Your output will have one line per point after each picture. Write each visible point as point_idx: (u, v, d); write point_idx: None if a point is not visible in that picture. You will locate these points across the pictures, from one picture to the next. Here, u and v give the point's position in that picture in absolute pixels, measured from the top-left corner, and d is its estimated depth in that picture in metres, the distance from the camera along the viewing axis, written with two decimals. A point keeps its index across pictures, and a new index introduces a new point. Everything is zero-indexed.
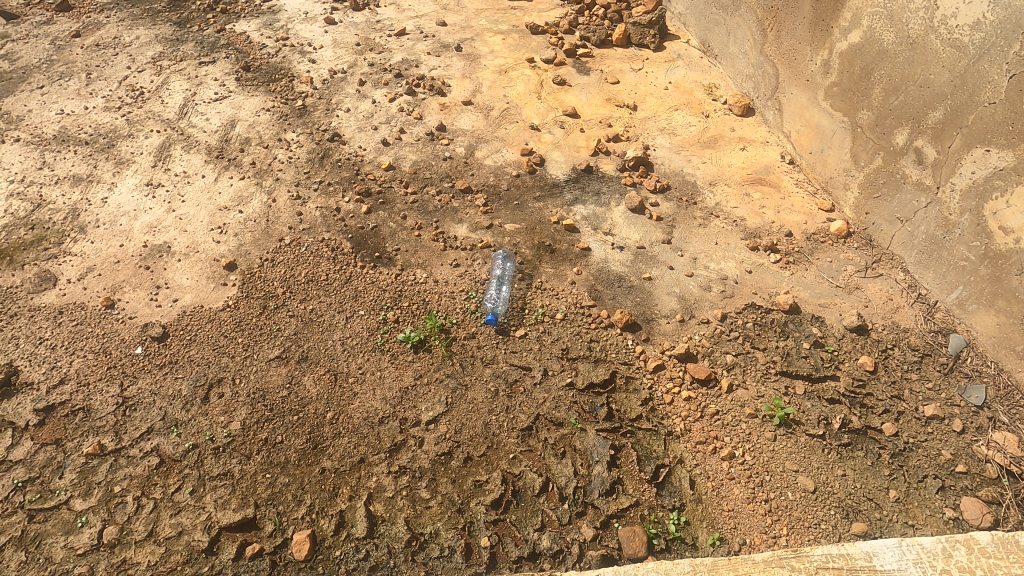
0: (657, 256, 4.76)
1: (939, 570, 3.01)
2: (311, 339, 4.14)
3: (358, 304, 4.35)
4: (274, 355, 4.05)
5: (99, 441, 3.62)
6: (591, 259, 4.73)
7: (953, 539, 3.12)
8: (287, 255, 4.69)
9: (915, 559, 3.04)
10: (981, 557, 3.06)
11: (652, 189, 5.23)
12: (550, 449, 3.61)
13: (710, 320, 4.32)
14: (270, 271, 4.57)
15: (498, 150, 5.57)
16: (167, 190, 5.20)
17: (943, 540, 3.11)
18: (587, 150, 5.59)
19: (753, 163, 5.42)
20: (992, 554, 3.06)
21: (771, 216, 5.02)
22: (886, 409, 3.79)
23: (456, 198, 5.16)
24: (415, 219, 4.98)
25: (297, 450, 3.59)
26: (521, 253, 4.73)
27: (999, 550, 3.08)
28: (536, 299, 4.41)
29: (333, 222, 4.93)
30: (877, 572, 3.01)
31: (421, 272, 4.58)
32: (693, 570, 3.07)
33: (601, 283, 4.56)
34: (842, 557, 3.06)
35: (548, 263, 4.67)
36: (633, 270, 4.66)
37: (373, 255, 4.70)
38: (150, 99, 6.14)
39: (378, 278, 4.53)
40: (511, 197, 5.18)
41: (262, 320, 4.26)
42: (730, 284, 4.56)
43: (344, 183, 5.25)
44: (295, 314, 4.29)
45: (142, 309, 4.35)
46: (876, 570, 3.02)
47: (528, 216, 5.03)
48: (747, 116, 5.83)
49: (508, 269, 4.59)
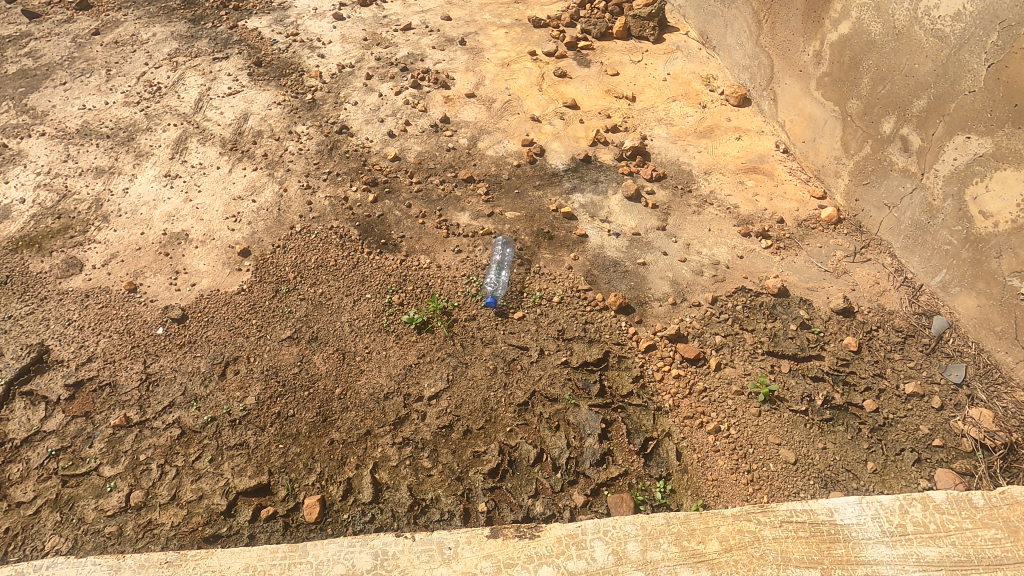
0: (651, 242, 4.94)
1: (895, 524, 3.26)
2: (320, 320, 4.38)
3: (365, 288, 4.58)
4: (286, 336, 4.30)
5: (125, 414, 3.90)
6: (588, 245, 4.92)
7: (909, 497, 3.37)
8: (298, 242, 4.93)
9: (873, 514, 3.29)
10: (936, 513, 3.31)
11: (649, 178, 5.40)
12: (545, 422, 3.82)
13: (701, 303, 4.50)
14: (282, 257, 4.82)
15: (500, 141, 5.75)
16: (184, 181, 5.46)
17: (900, 497, 3.36)
18: (587, 140, 5.76)
19: (748, 153, 5.56)
20: (946, 510, 3.31)
21: (764, 203, 5.18)
22: (868, 387, 3.95)
23: (459, 187, 5.36)
24: (420, 207, 5.19)
25: (308, 423, 3.84)
26: (521, 239, 4.93)
27: (953, 507, 3.33)
28: (534, 283, 4.61)
29: (341, 211, 5.16)
30: (838, 525, 3.25)
31: (424, 258, 4.80)
32: (667, 522, 3.30)
33: (597, 268, 4.75)
34: (806, 512, 3.30)
35: (547, 249, 4.87)
36: (628, 255, 4.85)
37: (379, 241, 4.93)
38: (167, 94, 6.40)
39: (384, 263, 4.76)
40: (512, 186, 5.37)
41: (275, 303, 4.51)
42: (722, 268, 4.73)
43: (352, 173, 5.47)
44: (305, 298, 4.53)
45: (163, 292, 4.61)
46: (837, 524, 3.26)
47: (528, 204, 5.23)
48: (744, 106, 5.94)
49: (508, 256, 4.79)
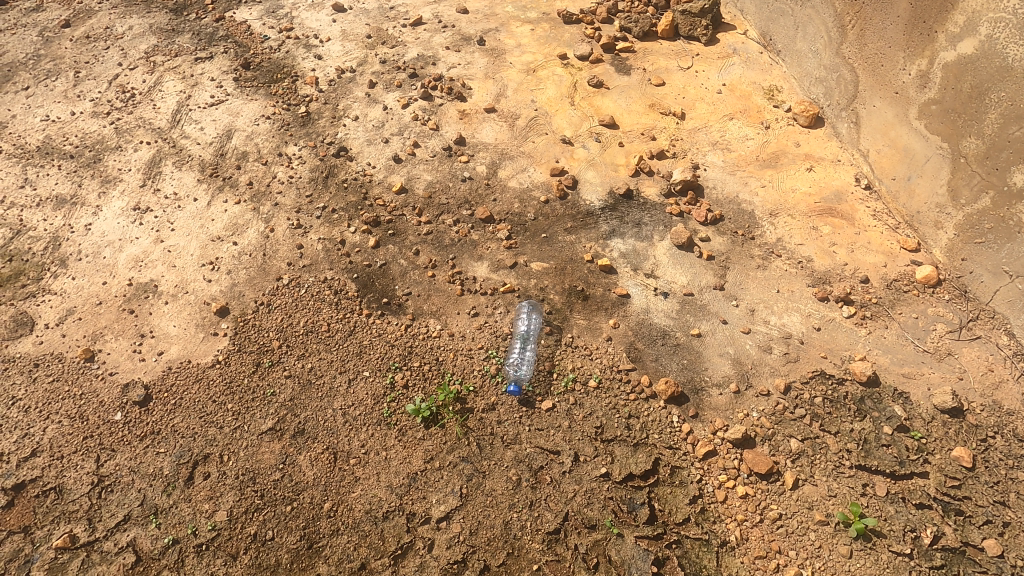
0: (707, 306, 4.10)
1: None
2: (308, 407, 3.64)
3: (362, 363, 3.82)
4: (267, 427, 3.56)
5: (70, 531, 3.22)
6: (630, 309, 4.10)
7: None
8: (284, 299, 4.16)
9: None
10: None
11: (702, 221, 4.51)
12: (581, 560, 3.09)
13: (771, 392, 3.68)
14: (266, 319, 4.06)
15: (525, 169, 4.88)
16: (156, 216, 4.68)
17: None
18: (627, 169, 4.86)
19: (822, 189, 4.65)
20: None
21: (843, 256, 4.29)
22: (988, 520, 3.14)
23: (475, 228, 4.53)
24: (429, 255, 4.39)
25: (290, 551, 3.14)
26: (550, 300, 4.12)
27: None
28: (565, 361, 3.81)
29: (337, 258, 4.38)
30: None
31: (434, 323, 4.03)
32: None
33: (642, 341, 3.93)
34: None
35: (580, 314, 4.06)
36: (679, 323, 4.02)
37: (381, 300, 4.15)
38: (142, 103, 5.57)
39: (386, 330, 3.99)
40: (539, 228, 4.53)
41: (255, 380, 3.76)
42: (795, 344, 3.89)
43: (350, 210, 4.65)
44: (291, 374, 3.78)
45: (124, 363, 3.89)
46: None
47: (557, 252, 4.39)
48: (815, 127, 5.01)
49: (535, 326, 3.97)
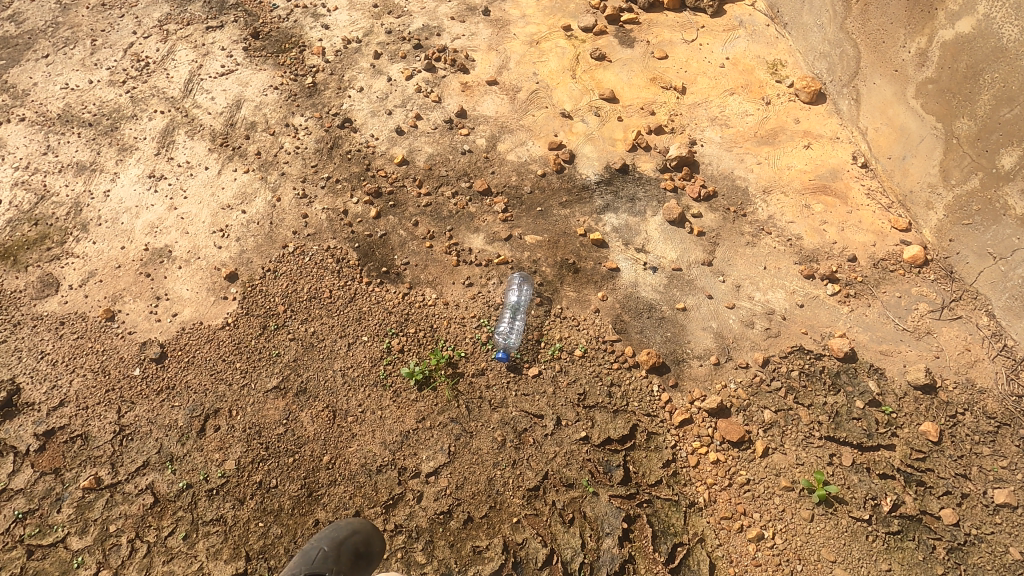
0: (694, 281, 4.22)
1: None
2: (310, 367, 3.90)
3: (361, 329, 4.05)
4: (272, 385, 3.83)
5: (95, 474, 3.54)
6: (619, 282, 4.24)
7: None
8: (290, 266, 4.39)
9: None
10: None
11: (695, 197, 4.59)
12: (557, 515, 3.33)
13: (749, 364, 3.84)
14: (272, 285, 4.30)
15: (524, 143, 4.96)
16: (169, 184, 4.91)
17: None
18: (624, 144, 4.92)
19: (818, 166, 4.69)
20: None
21: (833, 234, 4.35)
22: (947, 491, 3.30)
23: (473, 201, 4.66)
24: (427, 226, 4.55)
25: (291, 497, 3.43)
26: (541, 272, 4.28)
27: None
28: (554, 331, 3.99)
29: (340, 228, 4.57)
30: None
31: (430, 292, 4.22)
32: None
33: (628, 313, 4.09)
34: None
35: (570, 286, 4.22)
36: (666, 297, 4.15)
37: (380, 269, 4.35)
38: (156, 72, 5.72)
39: (385, 297, 4.20)
40: (535, 202, 4.65)
41: (261, 342, 4.02)
42: (777, 319, 4.01)
43: (353, 181, 4.81)
44: (295, 337, 4.03)
45: (142, 324, 4.18)
46: None
47: (551, 226, 4.52)
48: (816, 103, 5.00)
49: (526, 297, 4.13)
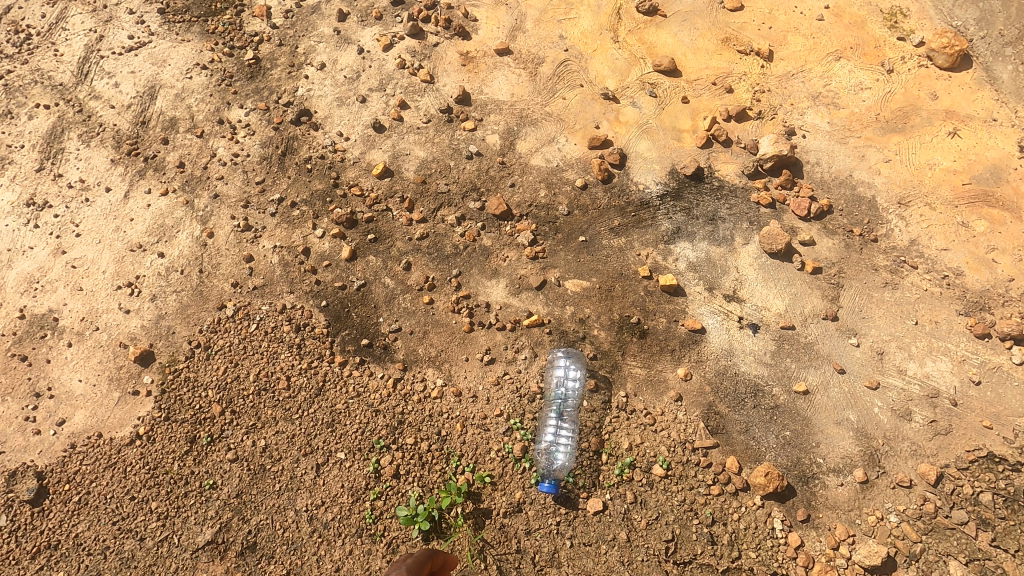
0: (815, 346, 2.92)
1: None
2: (262, 508, 2.65)
3: (335, 441, 2.77)
4: (203, 539, 2.60)
5: None
6: (705, 350, 2.93)
7: None
8: (229, 340, 3.06)
9: None
10: None
11: (803, 215, 3.23)
12: None
13: (913, 482, 2.60)
14: (203, 371, 2.98)
15: (553, 139, 3.54)
16: (56, 215, 3.49)
17: None
18: (694, 137, 3.50)
19: (972, 162, 3.31)
20: None
21: (1008, 267, 3.03)
22: None
23: (487, 229, 3.29)
24: (424, 269, 3.19)
25: None
26: (593, 339, 2.97)
27: None
28: (618, 435, 2.73)
29: (300, 277, 3.20)
30: None
31: (434, 376, 2.92)
32: None
33: (724, 401, 2.80)
34: None
35: (636, 359, 2.92)
36: (776, 373, 2.86)
37: (360, 340, 3.02)
38: (39, 48, 4.12)
39: (368, 388, 2.89)
40: (575, 228, 3.27)
41: (187, 468, 2.74)
42: (944, 407, 2.73)
43: (315, 204, 3.41)
44: (238, 459, 2.75)
45: (13, 439, 2.90)
46: None
47: (600, 264, 3.17)
48: (959, 69, 3.56)
49: (577, 386, 2.82)
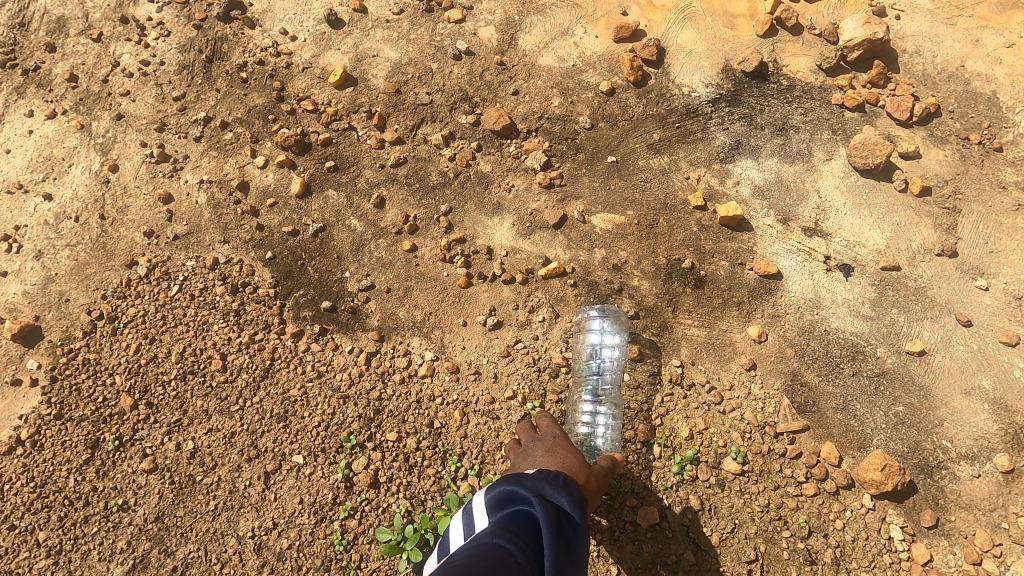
0: (930, 292, 2.19)
1: None
2: (191, 536, 1.94)
3: (289, 440, 2.04)
4: None
5: None
6: (784, 302, 2.19)
7: None
8: (142, 307, 2.26)
9: None
10: None
11: (902, 120, 2.44)
12: None
13: None
14: (107, 351, 2.20)
15: (567, 30, 2.65)
16: None
17: None
18: (755, 23, 2.63)
19: None
20: None
21: None
22: None
23: (484, 151, 2.47)
24: (402, 206, 2.39)
25: None
26: (633, 292, 2.21)
27: None
28: (673, 419, 2.03)
29: (236, 221, 2.39)
30: None
31: (422, 348, 2.17)
32: None
33: (813, 369, 2.09)
34: None
35: (693, 317, 2.17)
36: (881, 331, 2.13)
37: (319, 303, 2.24)
38: None
39: (333, 367, 2.14)
40: (602, 146, 2.46)
41: (87, 484, 2.00)
42: None
43: (254, 124, 2.55)
44: (155, 469, 2.01)
45: None
46: None
47: (638, 192, 2.38)
48: None
49: (616, 357, 2.11)
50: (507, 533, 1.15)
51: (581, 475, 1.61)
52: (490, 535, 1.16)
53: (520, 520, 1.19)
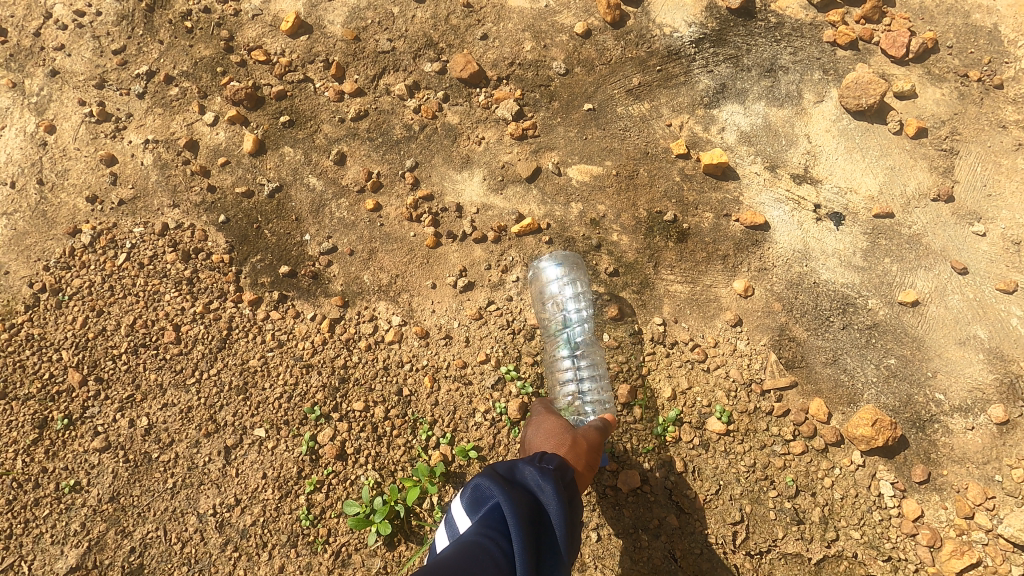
0: (924, 239, 2.07)
1: None
2: (148, 515, 1.83)
3: (249, 412, 1.92)
4: (65, 566, 1.78)
5: None
6: (771, 255, 2.07)
7: None
8: (87, 277, 2.11)
9: None
10: None
11: (898, 56, 2.28)
12: None
13: None
14: (53, 325, 2.06)
15: None
16: None
17: None
18: None
19: None
20: None
21: None
22: None
23: (451, 101, 2.29)
24: (364, 163, 2.22)
25: None
26: (612, 247, 2.08)
27: None
28: (655, 379, 1.93)
29: (185, 183, 2.22)
30: None
31: (388, 312, 2.04)
32: None
33: (801, 323, 1.98)
34: None
35: (675, 271, 2.05)
36: (873, 281, 2.02)
37: (277, 268, 2.10)
38: None
39: (295, 335, 2.02)
40: (578, 93, 2.29)
41: (38, 465, 1.88)
42: None
43: (202, 78, 2.35)
44: (109, 447, 1.90)
45: None
46: None
47: (617, 142, 2.22)
48: None
49: (581, 305, 1.99)
50: (482, 538, 1.10)
51: (571, 439, 1.50)
52: (471, 537, 1.12)
53: (495, 519, 1.14)
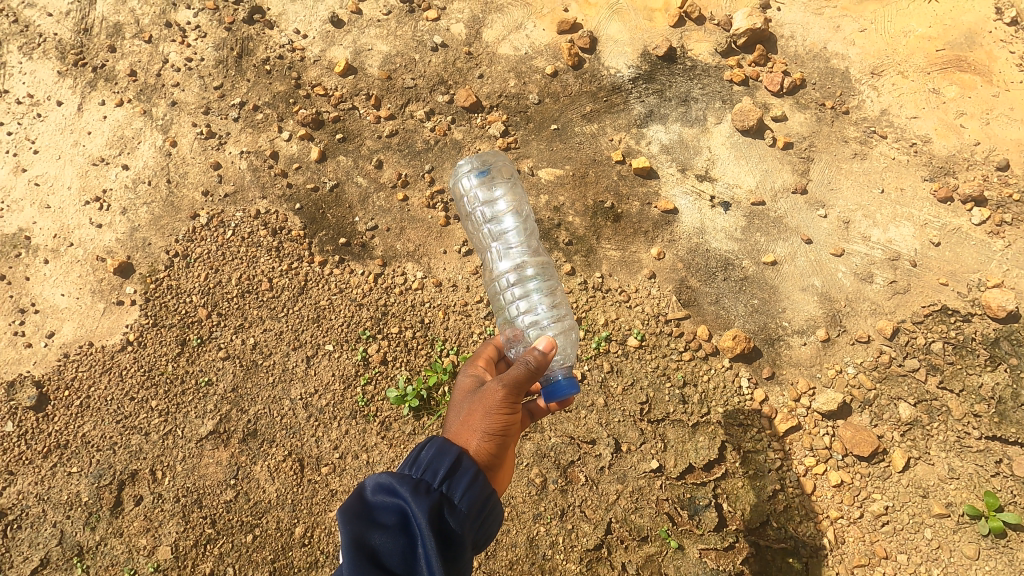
0: (784, 219, 2.99)
1: None
2: (257, 399, 2.78)
3: (321, 334, 2.86)
4: (206, 430, 2.74)
5: None
6: (678, 231, 2.99)
7: None
8: (207, 245, 3.06)
9: None
10: None
11: (776, 91, 3.20)
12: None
13: (871, 337, 2.77)
14: (186, 277, 3.00)
15: (521, 26, 3.37)
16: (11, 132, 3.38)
17: None
18: (666, 17, 3.36)
19: (948, 28, 3.22)
20: None
21: (976, 131, 3.05)
22: None
23: (457, 122, 3.23)
24: (396, 166, 3.16)
25: None
26: (568, 224, 3.01)
27: None
28: (595, 312, 2.85)
29: (270, 181, 3.16)
30: None
31: (414, 269, 2.98)
32: None
33: (695, 276, 2.90)
34: None
35: (611, 241, 2.98)
36: (747, 248, 2.94)
37: (337, 239, 3.04)
38: None
39: (351, 284, 2.95)
40: (547, 117, 3.22)
41: (184, 368, 2.83)
42: (904, 268, 2.86)
43: (280, 106, 3.29)
44: (230, 356, 2.84)
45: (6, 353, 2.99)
46: None
47: (574, 152, 3.15)
48: None
49: (507, 207, 2.68)
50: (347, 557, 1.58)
51: (467, 415, 2.04)
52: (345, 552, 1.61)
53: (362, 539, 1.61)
